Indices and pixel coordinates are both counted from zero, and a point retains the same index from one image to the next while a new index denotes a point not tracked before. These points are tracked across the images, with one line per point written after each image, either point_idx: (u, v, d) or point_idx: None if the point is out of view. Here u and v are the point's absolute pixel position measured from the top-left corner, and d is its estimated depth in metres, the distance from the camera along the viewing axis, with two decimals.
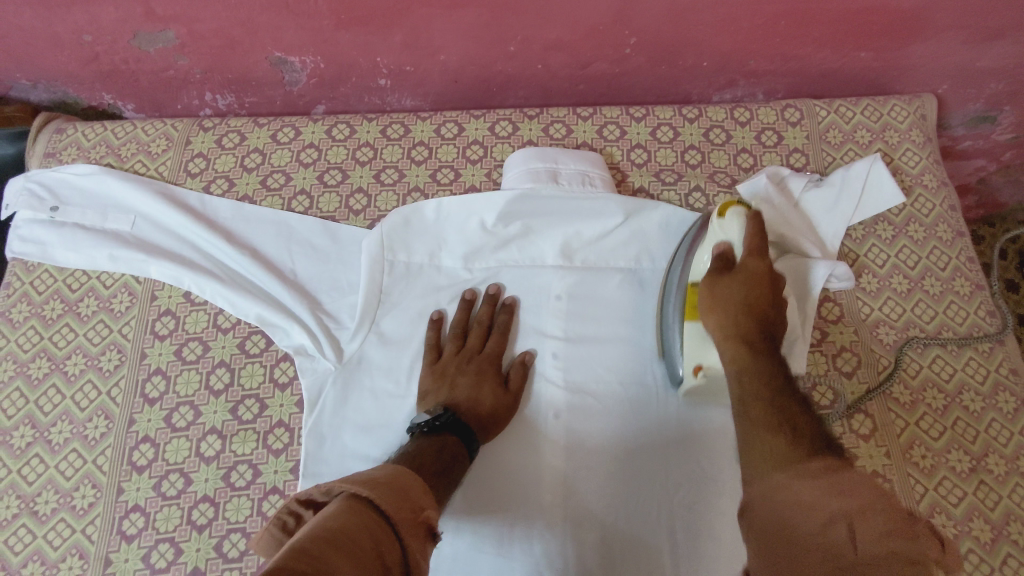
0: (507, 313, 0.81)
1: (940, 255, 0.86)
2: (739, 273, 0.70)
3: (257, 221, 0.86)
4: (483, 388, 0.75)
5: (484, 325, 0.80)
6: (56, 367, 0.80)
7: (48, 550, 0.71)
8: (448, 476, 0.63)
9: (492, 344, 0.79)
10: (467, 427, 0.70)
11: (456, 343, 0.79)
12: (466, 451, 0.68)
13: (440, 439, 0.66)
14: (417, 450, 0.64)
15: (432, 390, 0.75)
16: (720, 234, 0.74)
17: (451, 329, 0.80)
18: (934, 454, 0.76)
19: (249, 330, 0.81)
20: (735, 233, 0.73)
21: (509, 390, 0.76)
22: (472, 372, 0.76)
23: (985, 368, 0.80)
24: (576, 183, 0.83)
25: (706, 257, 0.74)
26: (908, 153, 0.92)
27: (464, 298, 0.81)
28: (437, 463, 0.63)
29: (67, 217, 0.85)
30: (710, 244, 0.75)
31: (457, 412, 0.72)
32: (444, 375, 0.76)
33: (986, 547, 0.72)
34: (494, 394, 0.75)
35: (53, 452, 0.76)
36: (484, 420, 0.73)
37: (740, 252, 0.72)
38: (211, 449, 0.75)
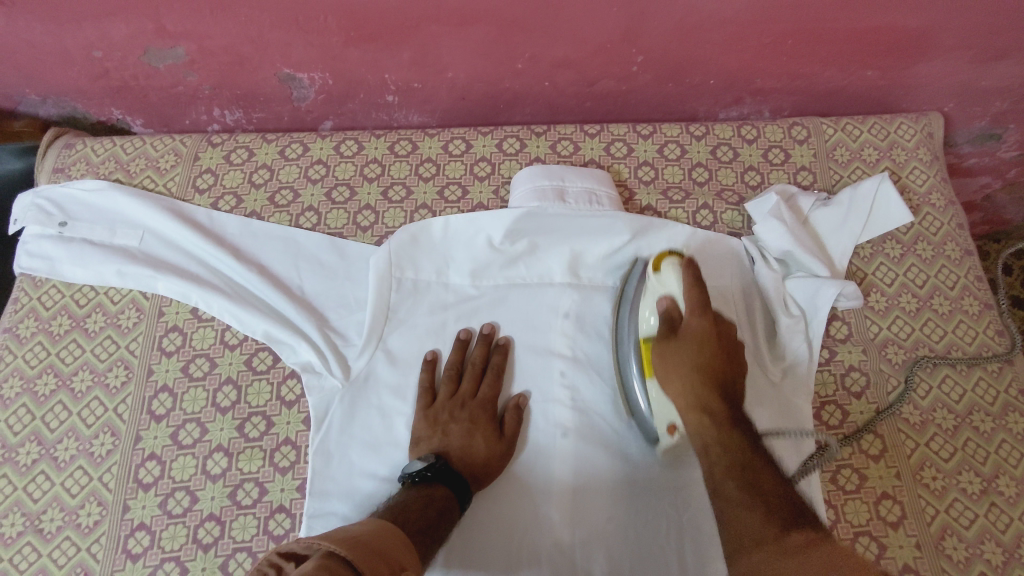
0: (501, 355, 0.79)
1: (948, 274, 0.86)
2: (686, 340, 0.70)
3: (265, 237, 0.86)
4: (475, 436, 0.74)
5: (478, 368, 0.78)
6: (63, 383, 0.79)
7: (52, 569, 0.71)
8: (433, 534, 0.61)
9: (485, 390, 0.77)
10: (457, 478, 0.69)
11: (449, 387, 0.77)
12: (457, 503, 0.67)
13: (427, 492, 0.66)
14: (403, 505, 0.63)
15: (424, 437, 0.74)
16: (656, 289, 0.74)
17: (446, 371, 0.79)
18: (944, 475, 0.75)
19: (256, 346, 0.80)
20: (673, 285, 0.73)
21: (503, 438, 0.75)
22: (465, 420, 0.74)
23: (994, 388, 0.80)
24: (583, 202, 0.82)
25: (653, 316, 0.73)
26: (914, 172, 0.92)
27: (458, 339, 0.80)
28: (423, 519, 0.62)
29: (75, 232, 0.85)
30: (652, 298, 0.74)
31: (448, 462, 0.71)
32: (437, 422, 0.75)
33: (998, 569, 0.71)
34: (487, 442, 0.74)
35: (59, 469, 0.75)
36: (476, 469, 0.72)
37: (681, 300, 0.72)
38: (218, 467, 0.75)
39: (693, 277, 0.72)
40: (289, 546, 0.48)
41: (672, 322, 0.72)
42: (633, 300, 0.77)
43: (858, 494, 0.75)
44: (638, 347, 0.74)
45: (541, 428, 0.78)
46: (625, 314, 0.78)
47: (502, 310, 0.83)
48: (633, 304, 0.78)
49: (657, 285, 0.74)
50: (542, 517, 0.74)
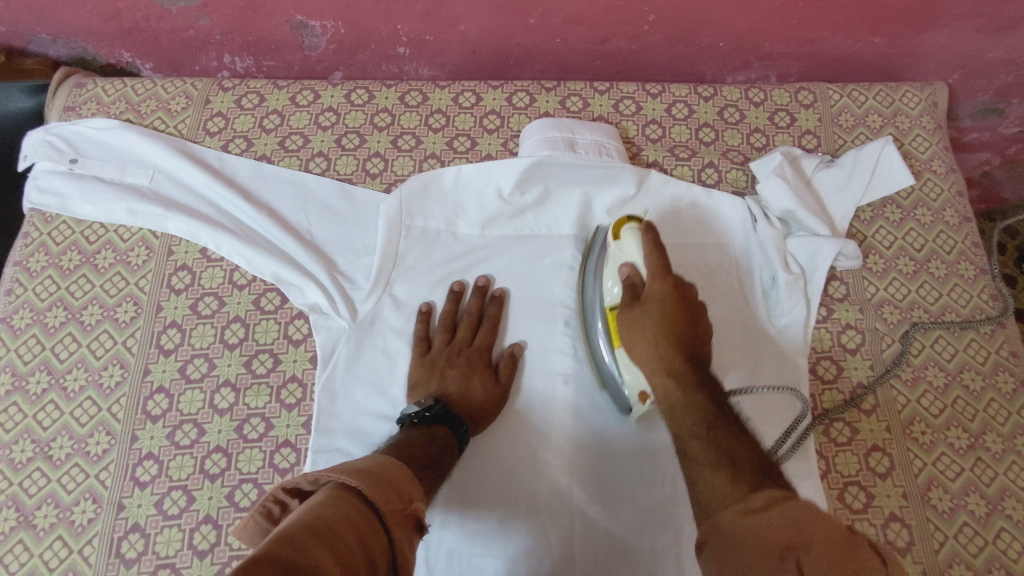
0: (496, 306, 0.80)
1: (946, 239, 0.87)
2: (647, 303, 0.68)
3: (275, 181, 0.87)
4: (472, 380, 0.75)
5: (475, 317, 0.80)
6: (72, 316, 0.80)
7: (61, 494, 0.72)
8: (435, 468, 0.63)
9: (481, 338, 0.79)
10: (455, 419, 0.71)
11: (445, 335, 0.79)
12: (455, 442, 0.68)
13: (429, 431, 0.67)
14: (406, 442, 0.64)
15: (422, 381, 0.76)
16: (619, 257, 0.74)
17: (442, 320, 0.79)
18: (933, 430, 0.77)
19: (265, 287, 0.82)
20: (630, 250, 0.72)
21: (500, 381, 0.77)
22: (462, 365, 0.76)
23: (986, 350, 0.82)
24: (592, 152, 0.84)
25: (616, 287, 0.73)
26: (917, 139, 0.93)
27: (453, 290, 0.81)
28: (425, 456, 0.63)
29: (86, 170, 0.86)
30: (613, 265, 0.74)
31: (447, 405, 0.72)
32: (434, 367, 0.76)
33: (981, 520, 0.73)
34: (484, 386, 0.75)
35: (68, 399, 0.76)
36: (474, 413, 0.74)
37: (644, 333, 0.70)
38: (225, 402, 0.76)
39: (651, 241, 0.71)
40: (295, 483, 0.48)
41: (635, 290, 0.71)
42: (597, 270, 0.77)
43: (850, 446, 0.77)
44: (604, 317, 0.75)
45: (539, 377, 0.79)
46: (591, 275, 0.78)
47: (507, 258, 0.84)
48: (599, 263, 0.78)
49: (618, 252, 0.74)
50: (542, 465, 0.75)
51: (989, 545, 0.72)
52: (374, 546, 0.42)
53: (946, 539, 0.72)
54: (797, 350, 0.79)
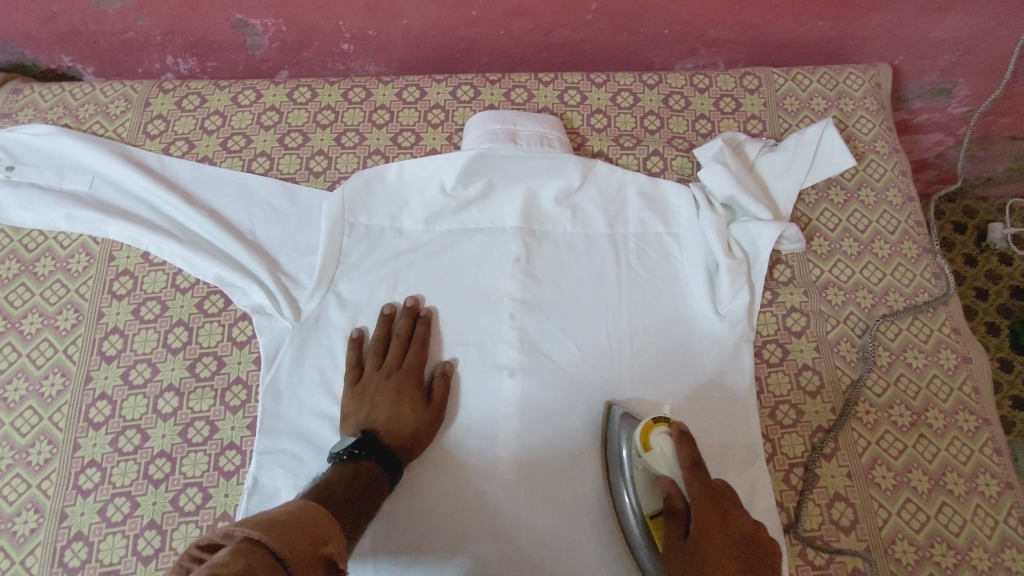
0: (424, 325, 0.79)
1: (889, 219, 0.88)
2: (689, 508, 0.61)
3: (216, 182, 0.86)
4: (403, 406, 0.72)
5: (403, 337, 0.77)
6: (12, 326, 0.79)
7: (3, 505, 0.72)
8: (362, 507, 0.59)
9: (412, 358, 0.76)
10: (384, 452, 0.67)
11: (375, 360, 0.76)
12: (383, 476, 0.64)
13: (353, 467, 0.63)
14: (327, 480, 0.60)
15: (352, 410, 0.72)
16: (648, 465, 0.65)
17: (373, 344, 0.77)
18: (877, 409, 0.78)
19: (207, 290, 0.81)
20: (667, 461, 0.63)
21: (432, 405, 0.74)
22: (392, 390, 0.73)
23: (928, 328, 0.83)
24: (533, 143, 0.85)
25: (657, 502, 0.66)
26: (861, 121, 0.93)
27: (383, 313, 0.79)
28: (348, 492, 0.59)
29: (22, 177, 0.84)
30: (644, 473, 0.67)
31: (374, 438, 0.68)
32: (364, 395, 0.73)
33: (924, 496, 0.75)
34: (415, 411, 0.73)
35: (9, 409, 0.76)
36: (406, 441, 0.71)
37: (682, 481, 0.62)
38: (169, 406, 0.76)
39: (689, 455, 0.60)
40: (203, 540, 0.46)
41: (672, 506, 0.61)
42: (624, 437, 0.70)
43: (796, 428, 0.78)
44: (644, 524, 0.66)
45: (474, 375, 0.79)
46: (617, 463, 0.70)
47: (453, 254, 0.84)
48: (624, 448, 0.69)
49: (649, 463, 0.65)
50: (489, 462, 0.75)
51: (931, 520, 0.74)
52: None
53: (890, 516, 0.74)
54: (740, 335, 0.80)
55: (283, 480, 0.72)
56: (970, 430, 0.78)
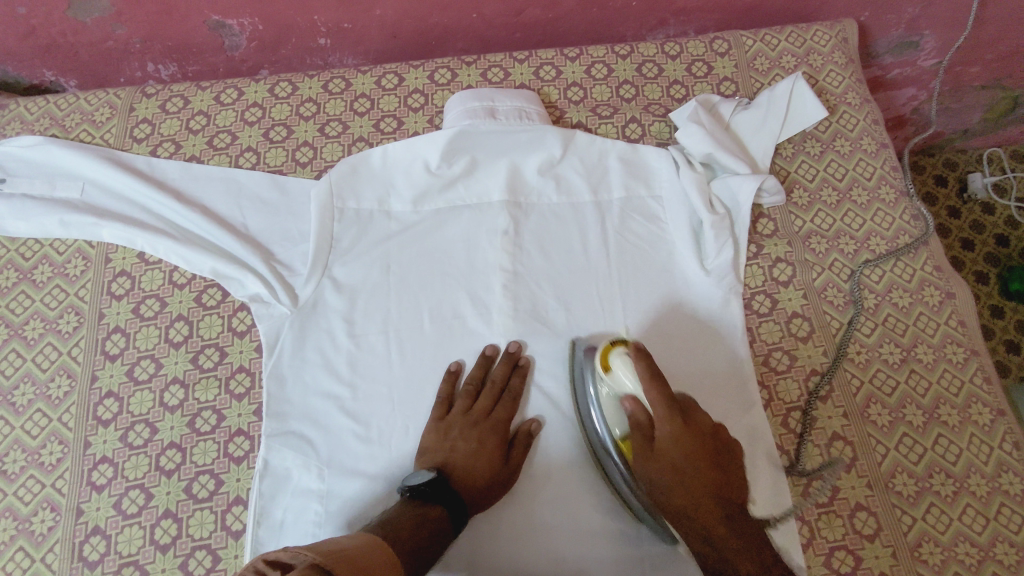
0: (520, 377, 0.77)
1: (865, 166, 0.90)
2: (663, 452, 0.66)
3: (206, 180, 0.87)
4: (480, 457, 0.71)
5: (497, 388, 0.76)
6: (14, 333, 0.81)
7: (19, 506, 0.73)
8: (423, 556, 0.59)
9: (501, 411, 0.75)
10: (454, 498, 0.67)
11: (467, 403, 0.75)
12: (450, 524, 0.64)
13: (421, 511, 0.63)
14: (394, 519, 0.62)
15: (431, 448, 0.72)
16: (613, 387, 0.70)
17: (467, 384, 0.77)
18: (868, 349, 0.80)
19: (205, 284, 0.83)
20: (631, 382, 0.69)
21: (508, 463, 0.73)
22: (474, 439, 0.72)
23: (912, 268, 0.84)
24: (513, 117, 0.87)
25: (619, 428, 0.70)
26: (831, 75, 0.95)
27: (451, 370, 0.78)
28: (413, 538, 0.60)
29: (15, 188, 0.85)
30: (613, 401, 0.71)
31: (447, 480, 0.69)
32: (446, 435, 0.73)
33: (919, 429, 0.76)
34: (491, 465, 0.72)
35: (18, 413, 0.77)
36: (477, 492, 0.70)
37: (643, 397, 0.68)
38: (175, 399, 0.77)
39: (647, 370, 0.67)
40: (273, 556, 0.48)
41: (644, 431, 0.68)
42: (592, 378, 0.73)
43: (790, 373, 0.80)
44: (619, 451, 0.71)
45: (535, 396, 0.78)
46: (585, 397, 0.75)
47: (442, 231, 0.85)
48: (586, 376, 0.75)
49: (614, 385, 0.70)
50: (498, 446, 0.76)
51: (928, 451, 0.75)
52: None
53: (888, 451, 0.75)
54: (727, 290, 0.82)
55: (294, 460, 0.74)
56: (959, 362, 0.79)
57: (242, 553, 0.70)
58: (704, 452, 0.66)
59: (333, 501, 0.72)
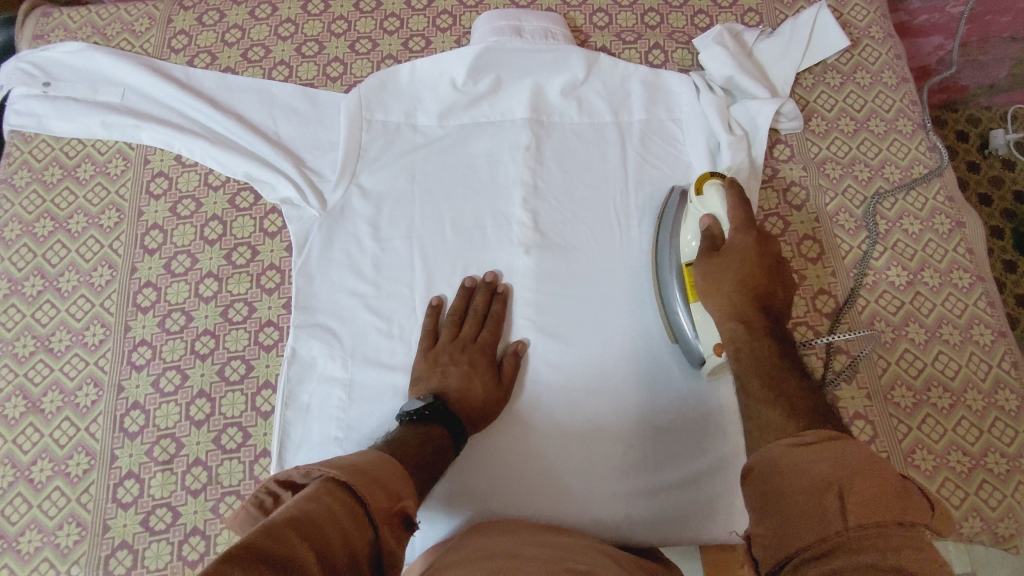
0: (500, 304, 0.80)
1: (885, 99, 0.91)
2: (728, 253, 0.66)
3: (240, 90, 0.90)
4: (474, 380, 0.74)
5: (480, 314, 0.78)
6: (59, 226, 0.85)
7: (65, 381, 0.78)
8: (429, 469, 0.62)
9: (487, 335, 0.77)
10: (452, 420, 0.70)
11: (451, 330, 0.78)
12: (451, 444, 0.67)
13: (424, 431, 0.66)
14: (399, 441, 0.63)
15: (424, 376, 0.74)
16: (699, 209, 0.73)
17: (450, 315, 0.79)
18: (875, 272, 0.83)
19: (238, 187, 0.87)
20: (716, 204, 0.71)
21: (501, 383, 0.76)
22: (465, 363, 0.75)
23: (924, 197, 0.86)
24: (539, 37, 0.89)
25: (694, 238, 0.73)
26: (855, 9, 0.96)
27: (430, 305, 0.80)
28: (417, 458, 0.62)
29: (59, 91, 0.89)
30: (694, 221, 0.74)
31: (445, 403, 0.71)
32: (437, 361, 0.75)
33: (920, 346, 0.79)
34: (485, 387, 0.74)
35: (63, 298, 0.82)
36: (474, 414, 0.73)
37: (723, 219, 0.70)
38: (209, 291, 0.81)
39: (738, 195, 0.69)
40: (287, 476, 0.50)
41: (714, 241, 0.69)
42: (675, 225, 0.77)
43: (797, 291, 0.82)
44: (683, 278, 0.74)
45: (533, 319, 0.81)
46: (667, 233, 0.78)
47: (465, 144, 0.88)
48: (676, 222, 0.78)
49: (700, 206, 0.73)
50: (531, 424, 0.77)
51: (928, 367, 0.78)
52: (357, 543, 0.44)
53: (889, 365, 0.78)
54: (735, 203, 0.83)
55: (320, 351, 0.78)
56: (964, 286, 0.82)
57: (271, 431, 0.75)
58: (766, 271, 0.64)
59: (355, 389, 0.76)
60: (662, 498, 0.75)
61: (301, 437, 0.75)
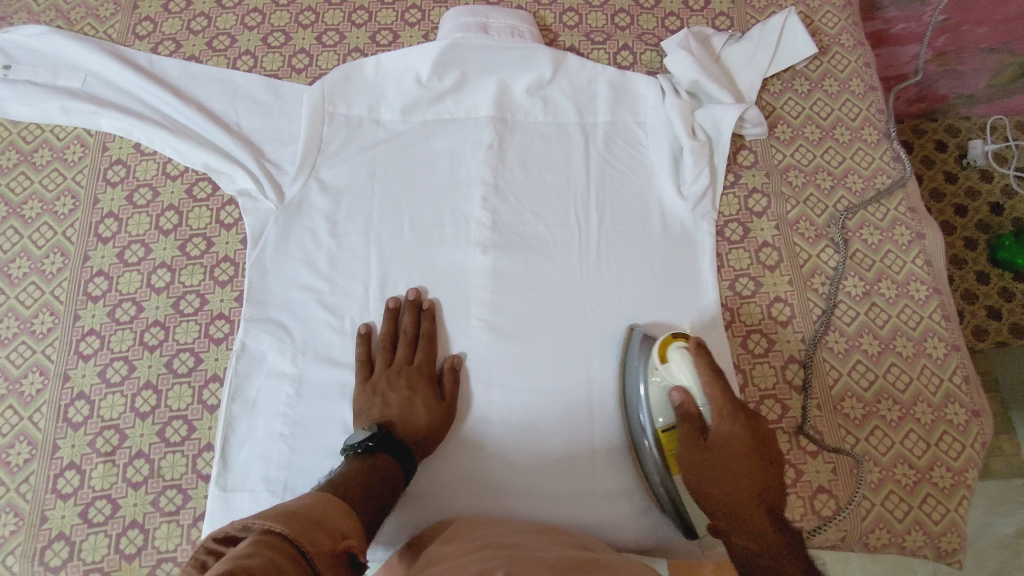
0: (430, 319, 0.78)
1: (852, 107, 0.91)
2: (716, 449, 0.66)
3: (202, 79, 0.89)
4: (416, 401, 0.73)
5: (411, 335, 0.77)
6: (13, 211, 0.85)
7: (11, 368, 0.77)
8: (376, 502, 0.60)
9: (420, 355, 0.76)
10: (397, 447, 0.68)
11: (385, 356, 0.76)
12: (398, 472, 0.65)
13: (369, 463, 0.64)
14: (344, 475, 0.61)
15: (365, 408, 0.73)
16: (666, 380, 0.69)
17: (381, 340, 0.77)
18: (833, 282, 0.82)
19: (196, 177, 0.86)
20: (685, 377, 0.67)
21: (444, 400, 0.75)
22: (404, 388, 0.74)
23: (885, 208, 0.86)
24: (505, 35, 0.88)
25: (664, 418, 0.69)
26: (827, 16, 0.96)
27: (360, 331, 0.77)
28: (365, 491, 0.60)
29: (18, 75, 0.88)
30: (661, 392, 0.70)
31: (389, 432, 0.69)
32: (375, 391, 0.73)
33: (873, 357, 0.79)
34: (428, 407, 0.73)
35: (13, 284, 0.81)
36: (419, 436, 0.71)
37: (698, 395, 0.67)
38: (162, 281, 0.81)
39: (708, 365, 0.66)
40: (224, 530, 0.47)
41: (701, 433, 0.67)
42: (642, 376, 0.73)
43: (754, 297, 0.82)
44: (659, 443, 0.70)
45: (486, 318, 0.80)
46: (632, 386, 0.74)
47: (427, 141, 0.87)
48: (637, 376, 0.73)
49: (667, 376, 0.69)
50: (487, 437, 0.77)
51: (879, 379, 0.78)
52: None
53: (841, 375, 0.78)
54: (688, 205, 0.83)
55: (269, 345, 0.77)
56: (920, 298, 0.81)
57: (216, 424, 0.75)
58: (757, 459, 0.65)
59: (304, 384, 0.76)
60: (634, 500, 0.75)
61: (246, 432, 0.74)
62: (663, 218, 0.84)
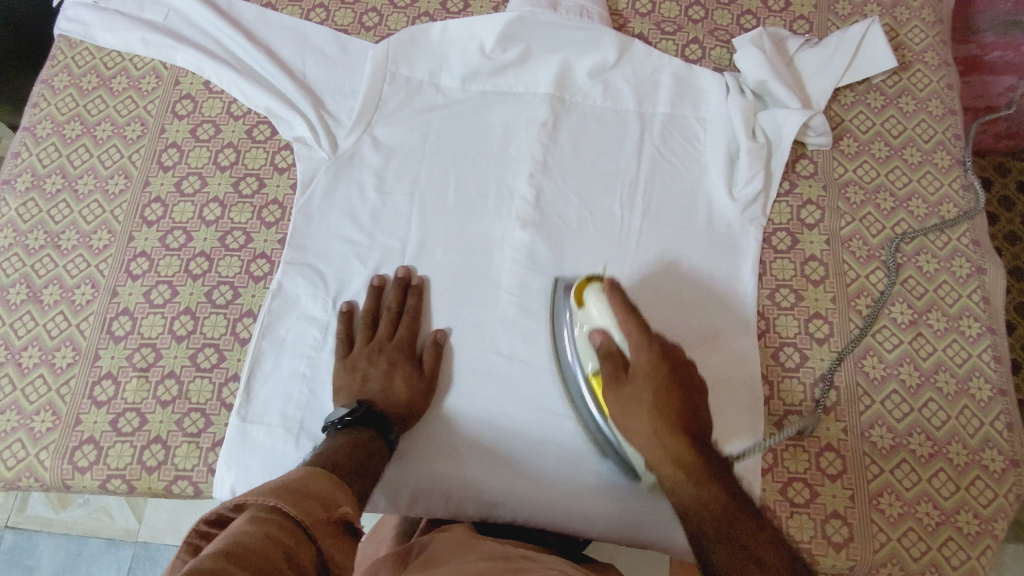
0: (416, 296, 0.79)
1: (926, 128, 0.87)
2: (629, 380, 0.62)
3: (276, 26, 0.91)
4: (395, 377, 0.73)
5: (394, 312, 0.77)
6: (87, 130, 0.89)
7: (66, 277, 0.82)
8: (366, 474, 0.60)
9: (402, 331, 0.77)
10: (380, 421, 0.68)
11: (366, 333, 0.77)
12: (382, 445, 0.66)
13: (354, 437, 0.64)
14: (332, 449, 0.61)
15: (345, 385, 0.73)
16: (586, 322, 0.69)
17: (363, 318, 0.78)
18: (879, 306, 0.79)
19: (258, 120, 0.89)
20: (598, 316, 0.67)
21: (424, 374, 0.74)
22: (384, 363, 0.74)
23: (947, 237, 0.82)
24: (573, 14, 0.88)
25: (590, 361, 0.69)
26: (914, 31, 0.91)
27: (342, 311, 0.78)
28: (352, 462, 0.60)
29: (108, 3, 0.92)
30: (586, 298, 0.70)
31: (372, 407, 0.69)
32: (355, 368, 0.74)
33: (910, 389, 0.76)
34: (408, 383, 0.73)
35: (77, 199, 0.86)
36: (403, 413, 0.72)
37: (614, 332, 0.65)
38: (212, 215, 0.84)
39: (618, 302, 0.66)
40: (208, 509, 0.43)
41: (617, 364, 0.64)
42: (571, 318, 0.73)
43: (793, 310, 0.80)
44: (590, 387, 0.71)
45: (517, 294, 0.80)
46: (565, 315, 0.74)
47: (483, 111, 0.88)
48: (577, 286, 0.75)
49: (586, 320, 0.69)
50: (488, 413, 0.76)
51: (913, 412, 0.75)
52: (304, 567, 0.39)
53: (873, 403, 0.75)
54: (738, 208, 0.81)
55: (304, 289, 0.79)
56: (971, 335, 0.78)
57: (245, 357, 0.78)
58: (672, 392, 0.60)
59: (331, 332, 0.78)
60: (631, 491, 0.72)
61: (271, 369, 0.77)
62: (710, 217, 0.82)
